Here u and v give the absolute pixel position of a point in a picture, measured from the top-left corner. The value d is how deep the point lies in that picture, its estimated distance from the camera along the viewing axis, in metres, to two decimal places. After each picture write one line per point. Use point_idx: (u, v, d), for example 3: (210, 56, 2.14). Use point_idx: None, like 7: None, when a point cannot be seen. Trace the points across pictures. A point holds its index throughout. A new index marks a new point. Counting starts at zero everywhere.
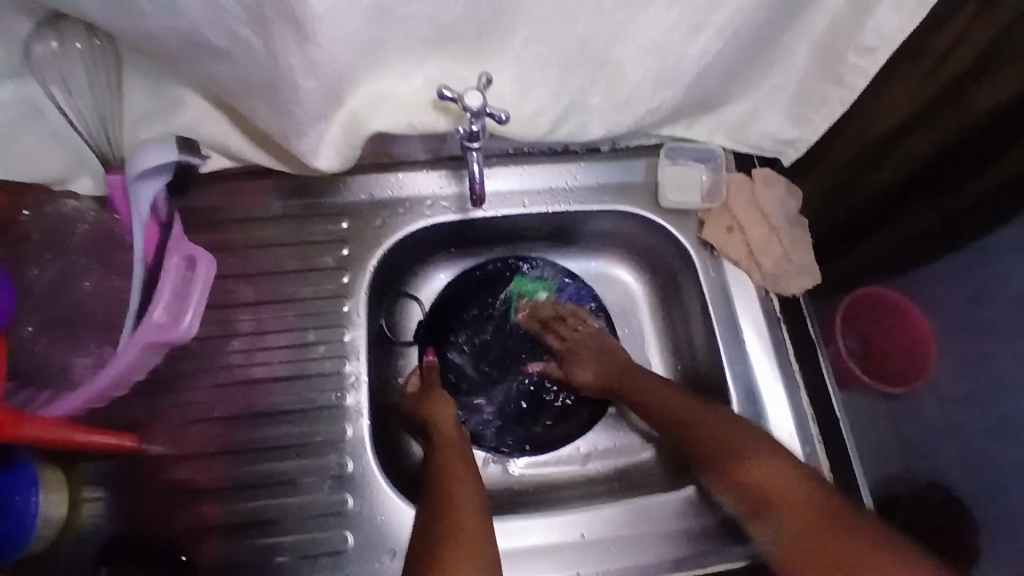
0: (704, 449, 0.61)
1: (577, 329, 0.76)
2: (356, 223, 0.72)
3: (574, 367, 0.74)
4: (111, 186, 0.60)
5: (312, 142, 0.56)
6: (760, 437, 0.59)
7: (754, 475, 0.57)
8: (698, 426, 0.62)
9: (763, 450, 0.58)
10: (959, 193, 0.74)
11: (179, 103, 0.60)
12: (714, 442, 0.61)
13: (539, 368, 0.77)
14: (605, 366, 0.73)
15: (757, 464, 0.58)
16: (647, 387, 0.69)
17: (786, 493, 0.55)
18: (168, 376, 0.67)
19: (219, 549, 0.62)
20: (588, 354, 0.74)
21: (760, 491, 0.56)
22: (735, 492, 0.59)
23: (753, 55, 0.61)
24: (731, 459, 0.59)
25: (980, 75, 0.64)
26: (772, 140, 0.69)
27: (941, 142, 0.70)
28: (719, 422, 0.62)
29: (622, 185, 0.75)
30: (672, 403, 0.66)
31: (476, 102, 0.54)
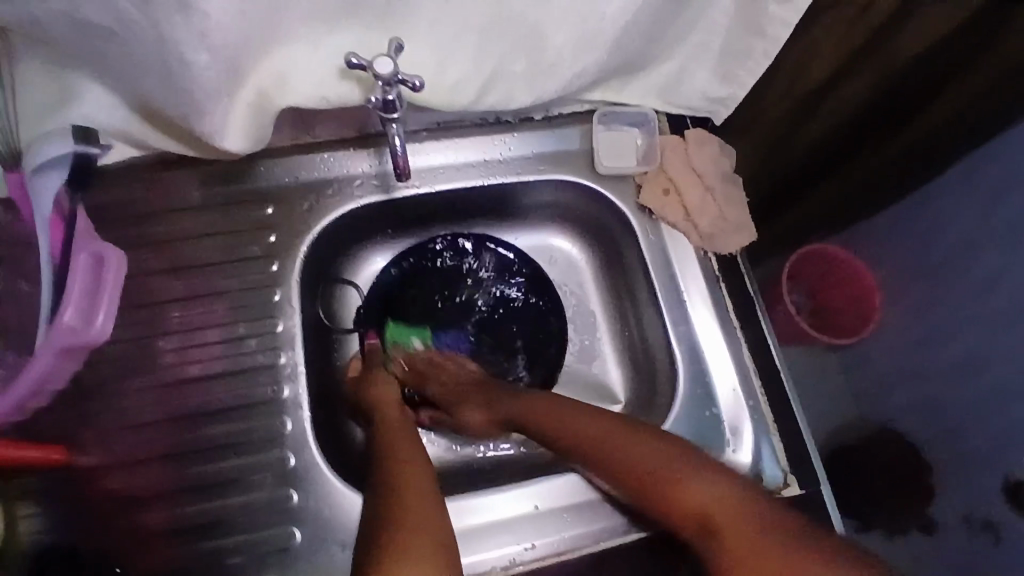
0: (586, 451, 0.60)
1: (446, 373, 0.72)
2: (281, 209, 0.68)
3: (461, 414, 0.70)
4: (10, 186, 0.56)
5: (215, 122, 0.52)
6: (659, 442, 0.57)
7: (688, 497, 0.52)
8: (584, 433, 0.60)
9: (659, 450, 0.56)
10: (892, 140, 0.76)
11: (75, 91, 0.55)
12: (649, 476, 0.55)
13: (427, 417, 0.73)
14: (488, 407, 0.68)
15: (692, 482, 0.53)
16: (520, 407, 0.66)
17: (720, 513, 0.51)
18: (91, 383, 0.63)
19: (162, 557, 0.59)
20: (470, 398, 0.70)
21: (693, 511, 0.52)
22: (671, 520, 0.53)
23: (675, 11, 0.60)
24: (672, 486, 0.53)
25: (901, 22, 0.63)
26: (702, 98, 0.69)
27: (867, 92, 0.71)
28: (633, 436, 0.58)
29: (556, 153, 0.73)
30: (540, 407, 0.65)
31: (387, 70, 0.51)
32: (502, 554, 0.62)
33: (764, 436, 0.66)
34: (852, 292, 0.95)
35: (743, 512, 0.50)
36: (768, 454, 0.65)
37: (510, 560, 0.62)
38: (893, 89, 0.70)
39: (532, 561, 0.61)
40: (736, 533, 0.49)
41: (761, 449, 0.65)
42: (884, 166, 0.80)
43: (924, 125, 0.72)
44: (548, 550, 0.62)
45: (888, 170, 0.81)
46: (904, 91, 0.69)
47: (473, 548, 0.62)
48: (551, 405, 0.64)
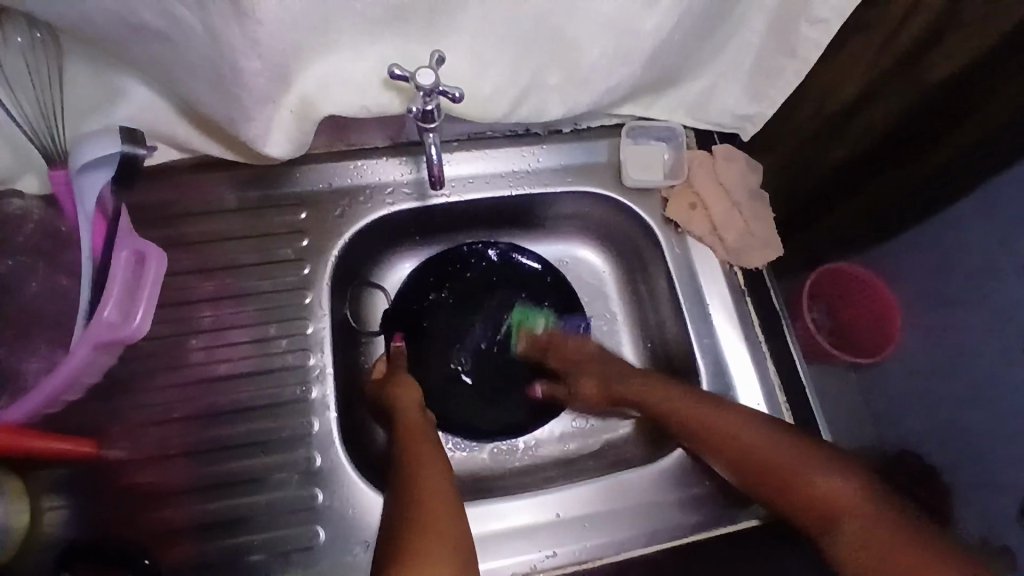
0: (692, 428, 0.62)
1: (574, 348, 0.73)
2: (314, 213, 0.70)
3: (576, 386, 0.71)
4: (54, 181, 0.58)
5: (260, 126, 0.54)
6: (745, 418, 0.61)
7: (815, 488, 0.55)
8: (682, 405, 0.63)
9: (823, 463, 0.56)
10: (910, 167, 0.76)
11: (123, 92, 0.57)
12: (760, 456, 0.58)
13: (542, 389, 0.74)
14: (602, 381, 0.70)
15: (751, 438, 0.59)
16: (648, 390, 0.66)
17: (785, 466, 0.57)
18: (124, 378, 0.64)
19: (187, 552, 0.60)
20: (586, 372, 0.71)
21: (811, 499, 0.55)
22: (790, 508, 0.56)
23: (707, 29, 0.61)
24: (792, 473, 0.56)
25: (936, 39, 0.63)
26: (730, 115, 0.70)
27: (890, 117, 0.71)
28: (702, 404, 0.62)
29: (585, 165, 0.74)
30: (642, 378, 0.68)
31: (429, 80, 0.52)
32: (521, 560, 0.62)
33: None
34: (874, 312, 0.95)
35: (833, 491, 0.54)
36: None
37: (530, 566, 0.62)
38: (914, 118, 0.70)
39: (551, 568, 0.62)
40: (853, 519, 0.52)
41: None
42: (907, 190, 0.79)
43: (944, 151, 0.72)
44: (568, 557, 0.63)
45: (902, 197, 0.81)
46: (931, 115, 0.69)
47: (493, 553, 0.62)
48: (666, 390, 0.65)
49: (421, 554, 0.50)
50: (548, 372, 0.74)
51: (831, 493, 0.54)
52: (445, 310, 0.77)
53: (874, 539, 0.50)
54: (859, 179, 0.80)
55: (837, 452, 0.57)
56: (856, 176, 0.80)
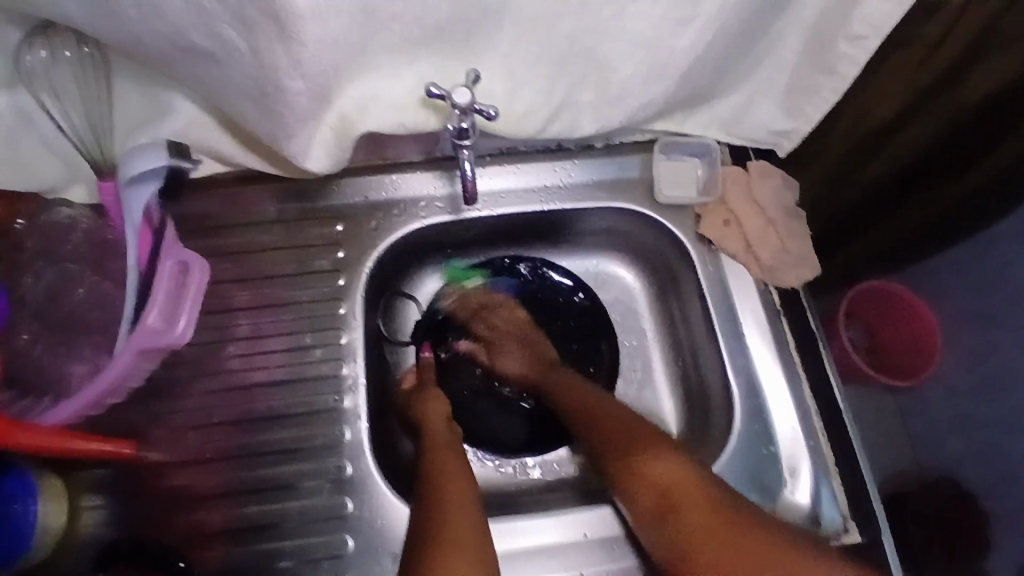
0: (618, 454, 0.63)
1: (512, 318, 0.78)
2: (350, 227, 0.71)
3: (500, 357, 0.76)
4: (104, 194, 0.61)
5: (301, 143, 0.56)
6: (662, 442, 0.62)
7: (652, 479, 0.60)
8: (618, 430, 0.64)
9: (667, 456, 0.61)
10: (953, 182, 0.74)
11: (169, 109, 0.58)
12: (628, 449, 0.62)
13: (465, 345, 0.78)
14: (531, 360, 0.75)
15: (657, 459, 0.61)
16: (558, 384, 0.71)
17: (681, 492, 0.58)
18: (164, 383, 0.66)
19: (218, 555, 0.62)
20: (512, 347, 0.76)
21: (657, 490, 0.59)
22: (634, 497, 0.60)
23: (742, 47, 0.60)
24: (636, 459, 0.61)
25: (978, 57, 0.62)
26: (766, 131, 0.69)
27: (932, 133, 0.70)
28: (629, 431, 0.64)
29: (617, 181, 0.74)
30: (566, 387, 0.71)
31: (465, 99, 0.53)
32: None
33: (824, 479, 0.65)
34: (914, 332, 0.91)
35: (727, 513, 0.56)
36: (827, 498, 0.64)
37: None
38: (955, 136, 0.69)
39: None
40: (693, 507, 0.57)
41: (820, 492, 0.64)
42: (943, 212, 0.78)
43: (981, 172, 0.71)
44: None
45: (945, 215, 0.78)
46: (971, 132, 0.68)
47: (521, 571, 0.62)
48: (586, 394, 0.69)
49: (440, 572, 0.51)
50: (473, 336, 0.78)
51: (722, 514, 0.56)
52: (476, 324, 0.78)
53: (709, 526, 0.56)
54: (895, 200, 0.79)
55: (679, 447, 0.62)
56: (892, 197, 0.79)
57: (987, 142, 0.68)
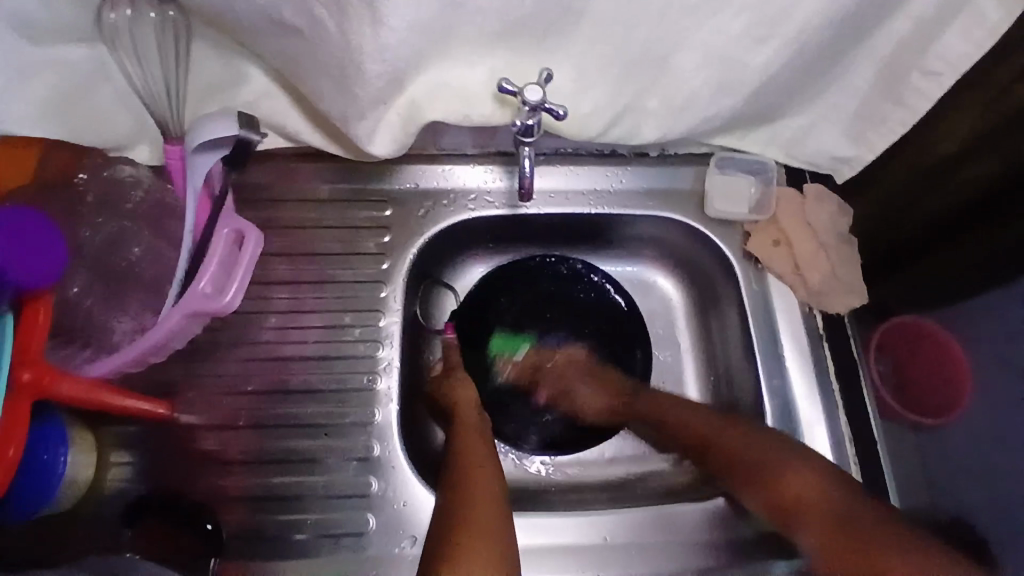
0: (737, 462, 0.62)
1: (566, 359, 0.74)
2: (399, 211, 0.72)
3: (577, 396, 0.72)
4: (170, 156, 0.61)
5: (368, 127, 0.57)
6: (783, 450, 0.60)
7: (788, 487, 0.58)
8: (732, 443, 0.63)
9: (794, 462, 0.59)
10: (1005, 229, 0.70)
11: (245, 78, 0.61)
12: (741, 462, 0.62)
13: (541, 398, 0.73)
14: (607, 393, 0.71)
15: (793, 471, 0.59)
16: (664, 405, 0.69)
17: (809, 500, 0.57)
18: (205, 347, 0.68)
19: (242, 519, 0.63)
20: (580, 381, 0.72)
21: (784, 498, 0.58)
22: (757, 496, 0.60)
23: (817, 69, 0.60)
24: (768, 471, 0.60)
25: None
26: (827, 157, 0.68)
27: (994, 173, 0.67)
28: (755, 443, 0.62)
29: (668, 191, 0.74)
30: (656, 402, 0.70)
31: (535, 97, 0.54)
32: None
33: None
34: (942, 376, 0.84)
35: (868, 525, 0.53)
36: None
37: None
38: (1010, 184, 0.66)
39: None
40: (822, 512, 0.56)
41: None
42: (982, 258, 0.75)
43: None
44: None
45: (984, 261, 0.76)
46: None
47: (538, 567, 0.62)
48: (690, 410, 0.68)
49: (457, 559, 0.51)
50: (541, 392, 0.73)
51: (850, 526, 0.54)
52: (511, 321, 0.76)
53: (845, 525, 0.54)
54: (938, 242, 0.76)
55: (807, 452, 0.60)
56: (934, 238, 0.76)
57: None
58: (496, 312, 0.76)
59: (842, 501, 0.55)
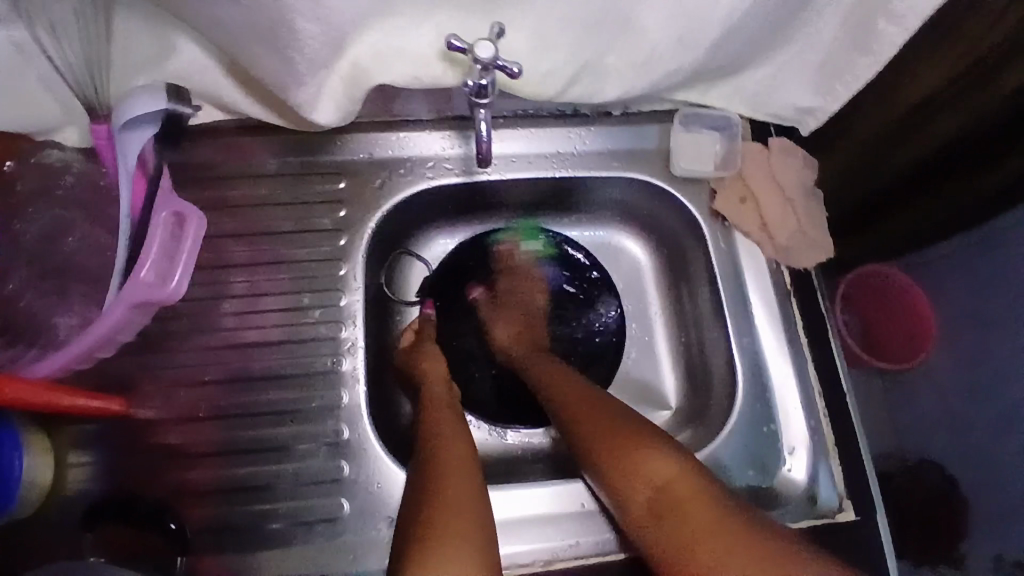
0: (595, 441, 0.56)
1: (524, 292, 0.75)
2: (353, 183, 0.69)
3: (496, 318, 0.73)
4: (97, 136, 0.56)
5: (309, 93, 0.53)
6: (653, 435, 0.54)
7: (646, 475, 0.51)
8: (592, 412, 0.59)
9: (660, 447, 0.53)
10: (972, 177, 0.70)
11: (173, 51, 0.55)
12: (610, 436, 0.55)
13: (479, 292, 0.75)
14: (520, 334, 0.72)
15: (651, 455, 0.52)
16: (541, 368, 0.68)
17: (680, 490, 0.50)
18: (158, 337, 0.64)
19: (210, 513, 0.60)
20: (509, 315, 0.73)
21: (650, 485, 0.51)
22: (623, 496, 0.52)
23: (780, 17, 0.58)
24: (628, 455, 0.53)
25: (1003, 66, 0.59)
26: (792, 108, 0.67)
27: (955, 129, 0.65)
28: (610, 418, 0.57)
29: (632, 151, 0.72)
30: (580, 389, 0.63)
31: (487, 53, 0.51)
32: (544, 547, 0.62)
33: (823, 458, 0.64)
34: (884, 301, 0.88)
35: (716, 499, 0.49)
36: (826, 477, 0.63)
37: (552, 551, 0.61)
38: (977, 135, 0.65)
39: (573, 557, 0.61)
40: (694, 507, 0.48)
41: (818, 471, 0.64)
42: (952, 211, 0.75)
43: (991, 175, 0.69)
44: (591, 548, 0.61)
45: (955, 213, 0.75)
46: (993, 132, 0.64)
47: (515, 539, 0.62)
48: (564, 380, 0.65)
49: (430, 546, 0.48)
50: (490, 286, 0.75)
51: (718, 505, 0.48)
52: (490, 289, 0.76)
53: (715, 525, 0.47)
54: (896, 194, 0.76)
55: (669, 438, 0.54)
56: (894, 191, 0.75)
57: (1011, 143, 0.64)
58: (465, 287, 0.75)
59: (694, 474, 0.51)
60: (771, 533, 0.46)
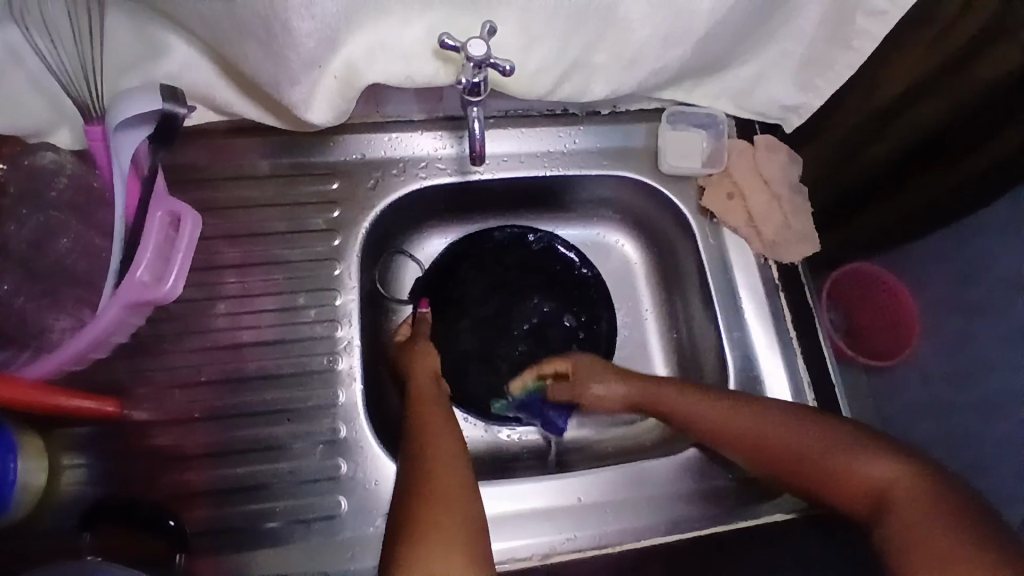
0: (797, 469, 0.58)
1: (571, 364, 0.70)
2: (346, 184, 0.69)
3: (594, 402, 0.69)
4: (90, 137, 0.57)
5: (303, 91, 0.54)
6: (844, 444, 0.56)
7: (858, 482, 0.54)
8: (733, 428, 0.61)
9: (857, 454, 0.55)
10: (948, 170, 0.71)
11: (163, 48, 0.56)
12: (808, 463, 0.57)
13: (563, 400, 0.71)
14: (629, 393, 0.68)
15: (858, 465, 0.54)
16: (667, 403, 0.65)
17: (893, 493, 0.52)
18: (151, 339, 0.64)
19: (207, 514, 0.60)
20: (597, 391, 0.68)
21: (866, 492, 0.53)
22: (843, 501, 0.55)
23: (763, 15, 0.59)
24: (831, 471, 0.55)
25: (981, 50, 0.61)
26: (775, 105, 0.68)
27: (931, 119, 0.68)
28: (787, 432, 0.59)
29: (621, 149, 0.73)
30: (694, 406, 0.63)
31: (479, 51, 0.52)
32: (542, 542, 0.62)
33: None
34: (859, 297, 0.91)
35: (932, 513, 0.49)
36: None
37: (549, 547, 0.62)
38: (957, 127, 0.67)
39: (570, 551, 0.62)
40: (906, 502, 0.50)
41: None
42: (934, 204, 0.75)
43: (972, 164, 0.69)
44: (588, 542, 0.62)
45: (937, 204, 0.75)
46: (974, 123, 0.65)
47: (511, 533, 0.62)
48: (689, 401, 0.64)
49: (422, 548, 0.49)
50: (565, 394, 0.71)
51: (930, 507, 0.49)
52: (490, 285, 0.76)
53: (916, 527, 0.48)
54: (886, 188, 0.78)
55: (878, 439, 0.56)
56: (885, 184, 0.77)
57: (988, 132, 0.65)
58: (455, 283, 0.76)
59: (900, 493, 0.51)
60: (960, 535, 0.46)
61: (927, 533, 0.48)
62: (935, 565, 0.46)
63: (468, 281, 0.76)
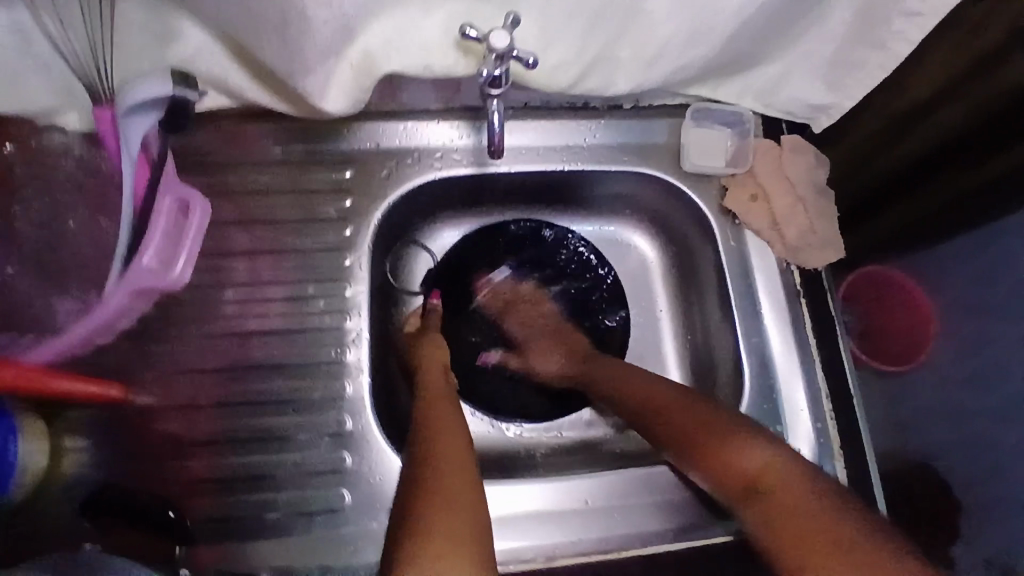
0: (683, 438, 0.56)
1: (533, 315, 0.74)
2: (359, 172, 0.68)
3: (535, 355, 0.71)
4: (101, 119, 0.56)
5: (318, 80, 0.52)
6: (734, 421, 0.55)
7: (735, 461, 0.52)
8: (651, 397, 0.61)
9: (747, 436, 0.53)
10: (963, 178, 0.69)
11: (177, 33, 0.56)
12: (696, 435, 0.55)
13: (496, 357, 0.72)
14: (570, 353, 0.71)
15: (740, 447, 0.52)
16: (604, 371, 0.67)
17: (771, 477, 0.49)
18: (158, 325, 0.63)
19: (209, 503, 0.60)
20: (546, 343, 0.72)
21: (742, 473, 0.51)
22: (720, 481, 0.52)
23: (796, 12, 0.57)
24: (713, 443, 0.54)
25: (1003, 59, 0.59)
26: (803, 105, 0.66)
27: (957, 123, 0.65)
28: (686, 404, 0.58)
29: (642, 145, 0.71)
30: (618, 375, 0.65)
31: (503, 43, 0.50)
32: (546, 544, 0.61)
33: (827, 460, 0.64)
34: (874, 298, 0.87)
35: (819, 497, 0.46)
36: None
37: (554, 549, 0.61)
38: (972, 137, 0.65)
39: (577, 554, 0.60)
40: (783, 489, 0.48)
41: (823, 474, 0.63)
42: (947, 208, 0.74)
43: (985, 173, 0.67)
44: (594, 546, 0.61)
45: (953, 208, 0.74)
46: (985, 136, 0.64)
47: (516, 533, 0.61)
48: (625, 375, 0.65)
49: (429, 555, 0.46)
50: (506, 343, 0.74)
51: (815, 497, 0.46)
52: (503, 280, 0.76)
53: (785, 509, 0.46)
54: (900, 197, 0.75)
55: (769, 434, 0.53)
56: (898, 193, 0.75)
57: (997, 145, 0.64)
58: (467, 278, 0.75)
59: (813, 484, 0.47)
60: (852, 515, 0.44)
61: (808, 509, 0.45)
62: (804, 542, 0.44)
63: (480, 276, 0.75)
